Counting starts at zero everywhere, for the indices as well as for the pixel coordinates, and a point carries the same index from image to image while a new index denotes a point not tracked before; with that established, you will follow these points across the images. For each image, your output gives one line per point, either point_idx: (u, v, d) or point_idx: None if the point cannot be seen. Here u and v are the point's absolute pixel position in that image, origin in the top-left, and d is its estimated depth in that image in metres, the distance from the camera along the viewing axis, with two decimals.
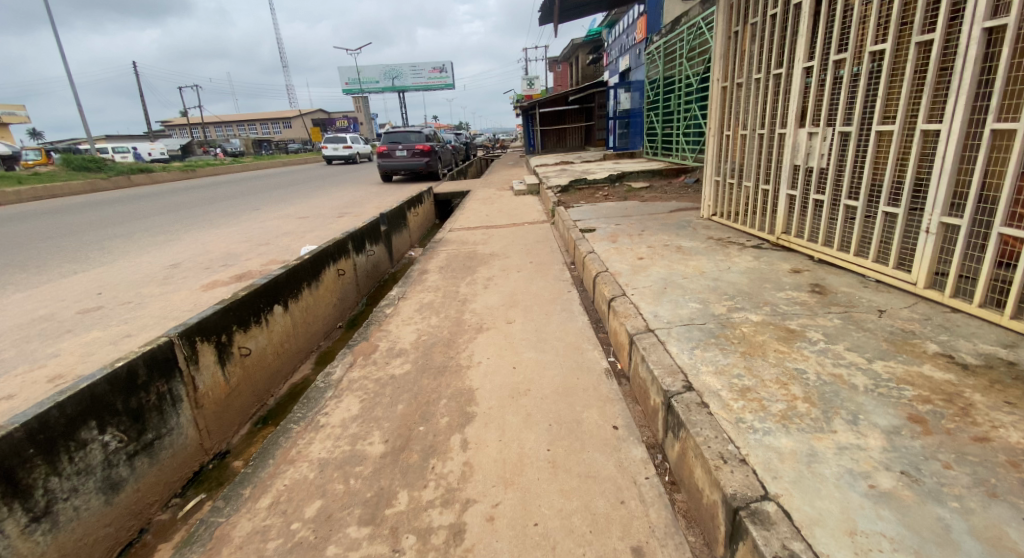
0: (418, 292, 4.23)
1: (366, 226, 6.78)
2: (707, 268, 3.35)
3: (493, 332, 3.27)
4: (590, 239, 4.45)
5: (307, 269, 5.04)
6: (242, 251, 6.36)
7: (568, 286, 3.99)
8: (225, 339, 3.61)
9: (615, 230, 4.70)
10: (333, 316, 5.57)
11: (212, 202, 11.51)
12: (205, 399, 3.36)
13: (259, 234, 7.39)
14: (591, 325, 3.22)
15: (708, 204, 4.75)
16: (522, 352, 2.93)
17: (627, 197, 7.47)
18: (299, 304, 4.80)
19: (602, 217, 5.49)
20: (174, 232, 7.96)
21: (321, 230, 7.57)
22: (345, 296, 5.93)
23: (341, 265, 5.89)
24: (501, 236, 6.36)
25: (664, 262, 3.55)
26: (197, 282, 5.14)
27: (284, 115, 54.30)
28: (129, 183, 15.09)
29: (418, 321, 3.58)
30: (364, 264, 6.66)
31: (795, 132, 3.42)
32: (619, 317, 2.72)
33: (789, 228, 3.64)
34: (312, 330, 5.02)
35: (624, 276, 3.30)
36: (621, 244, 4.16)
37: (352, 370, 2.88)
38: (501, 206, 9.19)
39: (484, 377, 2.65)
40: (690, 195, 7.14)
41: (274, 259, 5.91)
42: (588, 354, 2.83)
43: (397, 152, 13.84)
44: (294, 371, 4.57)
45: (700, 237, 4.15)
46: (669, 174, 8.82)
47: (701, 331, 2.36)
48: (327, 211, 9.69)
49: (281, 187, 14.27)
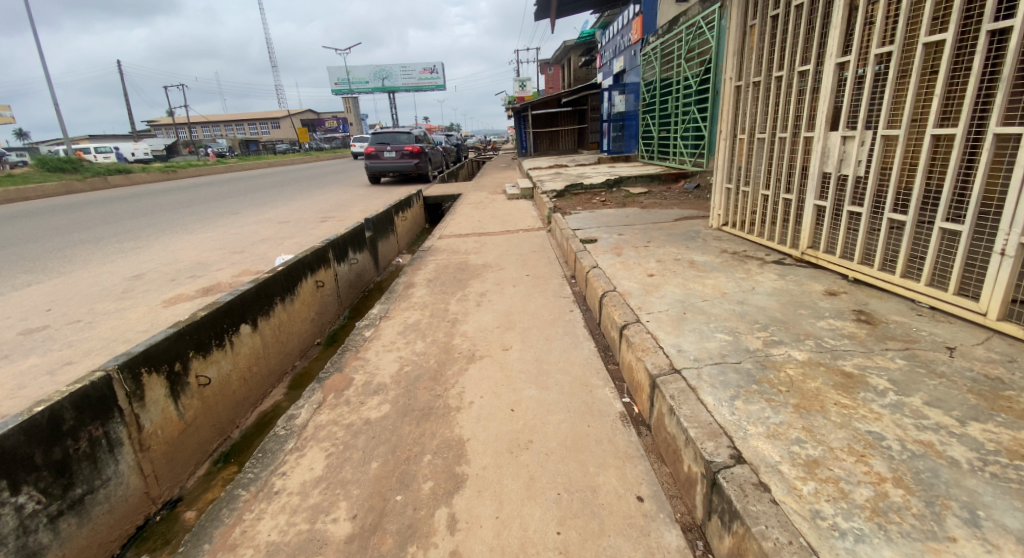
0: (402, 311, 3.79)
1: (349, 233, 6.32)
2: (727, 287, 2.96)
3: (486, 361, 2.85)
4: (592, 251, 4.05)
5: (280, 283, 4.57)
6: (214, 260, 5.88)
7: (570, 305, 3.58)
8: (178, 367, 3.18)
9: (619, 240, 4.30)
10: (311, 332, 5.13)
11: (190, 204, 10.97)
12: (152, 440, 2.92)
13: (234, 241, 6.90)
14: (598, 354, 2.80)
15: (717, 212, 4.35)
16: (520, 388, 2.50)
17: (626, 203, 7.07)
18: (271, 322, 4.36)
19: (603, 225, 5.09)
20: (144, 238, 7.44)
21: (302, 237, 7.09)
22: (324, 310, 5.49)
23: (320, 277, 5.45)
24: (494, 244, 5.93)
25: (679, 280, 3.15)
26: (159, 296, 4.66)
27: (272, 116, 53.52)
28: (106, 183, 14.44)
29: (401, 346, 3.15)
30: (347, 273, 6.21)
31: (825, 136, 3.03)
32: (635, 350, 2.31)
33: (815, 243, 3.24)
34: (285, 350, 4.57)
35: (636, 297, 2.89)
36: (628, 257, 3.76)
37: (320, 412, 2.45)
38: (493, 211, 8.76)
39: (474, 424, 2.23)
40: (692, 202, 6.77)
41: (247, 270, 5.43)
42: (597, 391, 2.41)
43: (385, 153, 13.40)
44: (263, 398, 4.13)
45: (715, 250, 3.76)
46: (669, 178, 8.44)
47: (739, 374, 1.95)
48: (309, 215, 9.20)
49: (264, 189, 13.73)
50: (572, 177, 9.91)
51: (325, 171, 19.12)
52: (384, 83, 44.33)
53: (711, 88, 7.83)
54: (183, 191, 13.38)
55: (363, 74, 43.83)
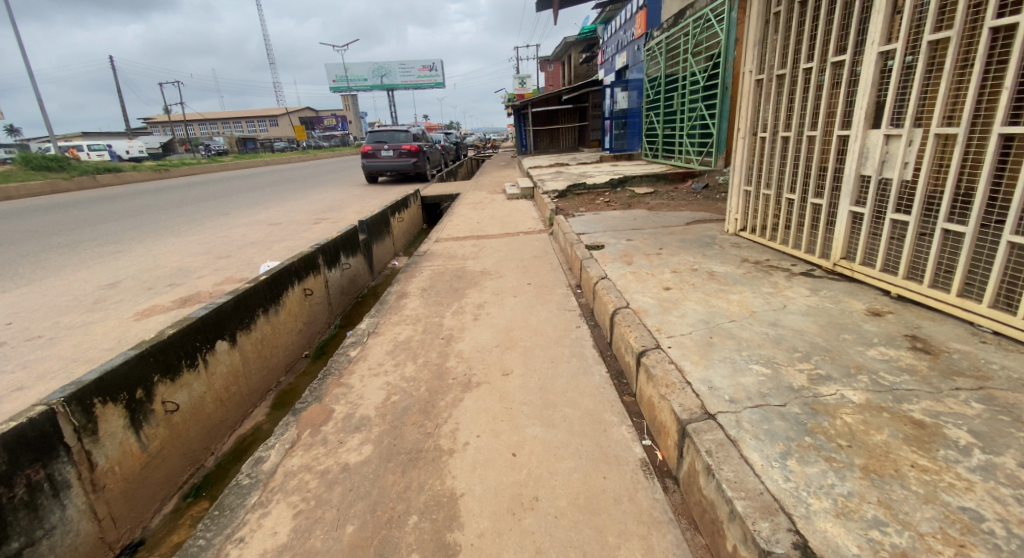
0: (392, 325, 3.46)
1: (341, 236, 5.98)
2: (755, 303, 2.64)
3: (484, 388, 2.52)
4: (599, 259, 3.72)
5: (262, 293, 4.24)
6: (196, 266, 5.55)
7: (577, 320, 3.25)
8: (139, 395, 2.87)
9: (629, 247, 3.97)
10: (298, 345, 4.82)
11: (179, 205, 10.67)
12: (107, 478, 2.63)
13: (220, 245, 6.57)
14: (611, 381, 2.47)
15: (735, 215, 4.00)
16: (523, 426, 2.18)
17: (632, 204, 6.74)
18: (252, 336, 4.04)
19: (610, 229, 4.76)
20: (127, 241, 7.14)
21: (291, 240, 6.77)
22: (313, 319, 5.16)
23: (309, 284, 5.12)
24: (493, 249, 5.59)
25: (699, 294, 2.82)
26: (133, 308, 4.36)
27: (269, 114, 53.07)
28: (95, 182, 14.13)
29: (389, 369, 2.83)
30: (338, 279, 5.88)
31: (864, 135, 2.66)
32: (658, 386, 1.98)
33: (849, 253, 2.89)
34: (269, 365, 4.25)
35: (653, 316, 2.56)
36: (640, 266, 3.43)
37: (292, 455, 2.15)
38: (493, 212, 8.42)
39: (469, 474, 1.91)
40: (701, 202, 6.44)
41: (230, 277, 5.11)
42: (612, 430, 2.09)
43: (381, 152, 13.06)
44: (243, 419, 3.82)
45: (736, 258, 3.43)
46: (675, 178, 8.09)
47: (786, 422, 1.62)
48: (301, 216, 8.86)
49: (257, 188, 13.40)
50: (573, 177, 9.56)
51: (320, 169, 18.77)
52: (382, 81, 43.89)
53: (720, 83, 7.48)
54: (174, 190, 13.06)
55: (361, 71, 43.39)
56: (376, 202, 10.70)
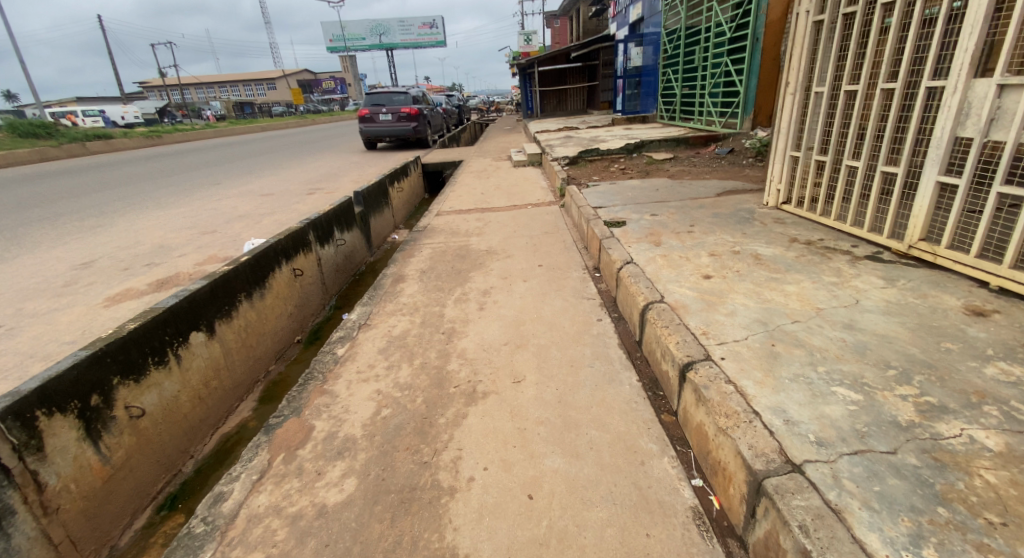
0: (386, 316, 3.05)
1: (335, 209, 5.51)
2: (819, 296, 2.18)
3: (492, 400, 2.11)
4: (621, 238, 3.25)
5: (245, 276, 3.82)
6: (178, 243, 5.13)
7: (598, 312, 2.81)
8: (97, 401, 2.49)
9: (655, 224, 3.48)
10: (289, 330, 4.43)
11: (169, 173, 10.15)
12: (61, 499, 2.25)
13: (207, 219, 6.13)
14: (644, 394, 2.05)
15: (778, 184, 3.48)
16: (540, 458, 1.77)
17: (651, 172, 6.19)
18: (234, 324, 3.65)
19: (630, 201, 4.26)
20: (108, 215, 6.68)
21: (283, 213, 6.31)
22: (305, 301, 4.76)
23: (299, 264, 4.70)
24: (500, 224, 5.11)
25: (748, 284, 2.36)
26: (103, 292, 3.94)
27: (267, 77, 51.58)
28: (85, 150, 13.60)
29: (380, 373, 2.42)
30: (333, 256, 5.46)
31: (965, 87, 2.13)
32: (715, 415, 1.55)
33: (931, 234, 2.39)
34: (255, 355, 3.88)
35: (696, 314, 2.11)
36: (672, 248, 2.96)
37: (260, 490, 1.77)
38: (498, 181, 7.87)
39: (475, 526, 1.54)
40: (727, 168, 5.88)
41: (213, 256, 4.68)
42: (651, 466, 1.68)
43: (379, 116, 12.38)
44: (227, 417, 3.47)
45: (783, 237, 2.94)
46: (696, 142, 7.49)
47: (905, 482, 1.19)
48: (296, 186, 8.37)
49: (251, 155, 12.80)
50: (585, 141, 8.94)
51: (319, 135, 18.06)
52: (382, 41, 42.21)
53: (750, 34, 6.79)
54: (165, 158, 12.50)
55: (359, 30, 41.68)
56: (374, 170, 10.13)
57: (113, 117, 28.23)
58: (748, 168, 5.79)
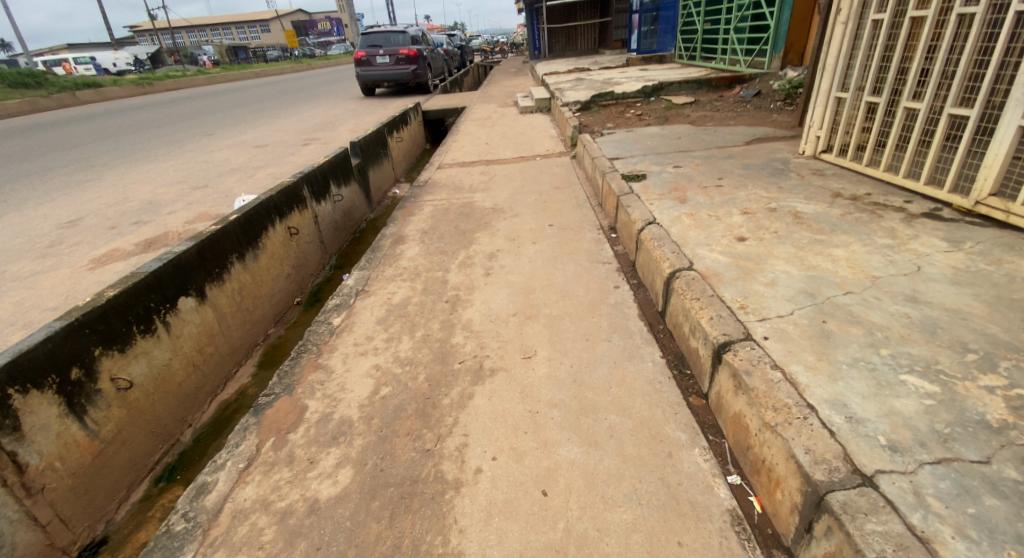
0: (386, 284, 2.84)
1: (331, 161, 5.23)
2: (873, 261, 1.91)
3: (501, 379, 1.91)
4: (641, 195, 2.96)
5: (235, 235, 3.59)
6: (168, 200, 4.87)
7: (615, 279, 2.57)
8: (78, 374, 2.31)
9: (677, 179, 3.18)
10: (286, 292, 4.27)
11: (162, 124, 9.74)
12: (46, 478, 2.12)
13: (199, 174, 5.84)
14: (670, 373, 1.83)
15: (818, 130, 3.17)
16: (554, 447, 1.58)
17: (670, 117, 5.80)
18: (227, 287, 3.46)
19: (649, 152, 3.92)
20: (97, 168, 6.39)
21: (278, 168, 6.01)
22: (302, 261, 4.57)
23: (294, 222, 4.47)
24: (506, 178, 4.81)
25: (789, 248, 2.09)
26: (88, 252, 3.73)
27: (261, 19, 49.29)
28: (75, 99, 13.09)
29: (378, 346, 2.22)
30: (329, 213, 5.24)
31: None
32: (760, 408, 1.33)
33: (1003, 187, 2.14)
34: (251, 319, 3.72)
35: (732, 284, 1.87)
36: (699, 207, 2.68)
37: (246, 481, 1.60)
38: (504, 130, 7.44)
39: (483, 528, 1.37)
40: (754, 115, 5.46)
41: (204, 214, 4.44)
42: (681, 460, 1.48)
43: (377, 59, 11.71)
44: (225, 383, 3.34)
45: (824, 193, 2.64)
46: (719, 85, 6.96)
47: (1007, 503, 1.00)
48: (292, 137, 7.99)
49: (246, 104, 12.27)
50: (597, 85, 8.38)
51: (317, 80, 17.29)
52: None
53: None
54: (157, 107, 12.00)
55: None
56: (374, 119, 9.66)
57: (104, 64, 27.23)
58: (776, 114, 5.37)
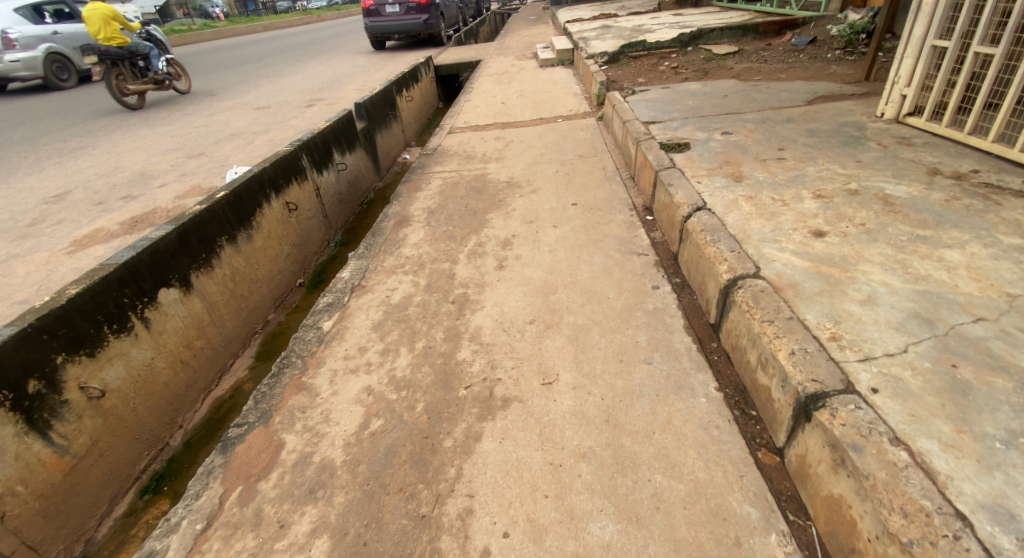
0: (387, 278, 2.49)
1: (327, 129, 4.99)
2: (1002, 270, 1.49)
3: (517, 413, 1.56)
4: (684, 175, 2.52)
5: (223, 216, 3.26)
6: (160, 174, 4.54)
7: (654, 277, 2.18)
8: (39, 387, 2.03)
9: (727, 152, 2.71)
10: (286, 273, 3.99)
11: (164, 84, 9.36)
12: (6, 505, 1.87)
13: (196, 144, 5.49)
14: (731, 415, 1.45)
15: (904, 88, 2.65)
16: (583, 521, 1.23)
17: (710, 71, 5.55)
18: (218, 274, 3.17)
19: (688, 117, 3.43)
20: (93, 135, 6.09)
21: (280, 136, 5.64)
22: (302, 239, 4.30)
23: (292, 197, 4.19)
24: (524, 147, 4.38)
25: (883, 249, 1.66)
26: (69, 233, 3.44)
27: None
28: None
29: (373, 361, 1.88)
30: (330, 184, 4.99)
31: None
32: (880, 508, 0.95)
33: None
34: (247, 306, 3.44)
35: (815, 302, 1.46)
36: (757, 188, 2.23)
37: (202, 552, 1.30)
38: (522, 85, 6.87)
39: None
40: (806, 69, 5.13)
41: (197, 189, 4.13)
42: (753, 552, 1.12)
43: (385, 8, 10.93)
44: (220, 377, 3.08)
45: (917, 171, 2.16)
46: (767, 31, 6.43)
47: None
48: (296, 100, 7.56)
49: (252, 61, 11.77)
50: (626, 33, 7.70)
51: (325, 33, 16.55)
52: None
53: None
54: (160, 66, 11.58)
55: None
56: (383, 75, 9.14)
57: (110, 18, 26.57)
58: (835, 64, 5.11)
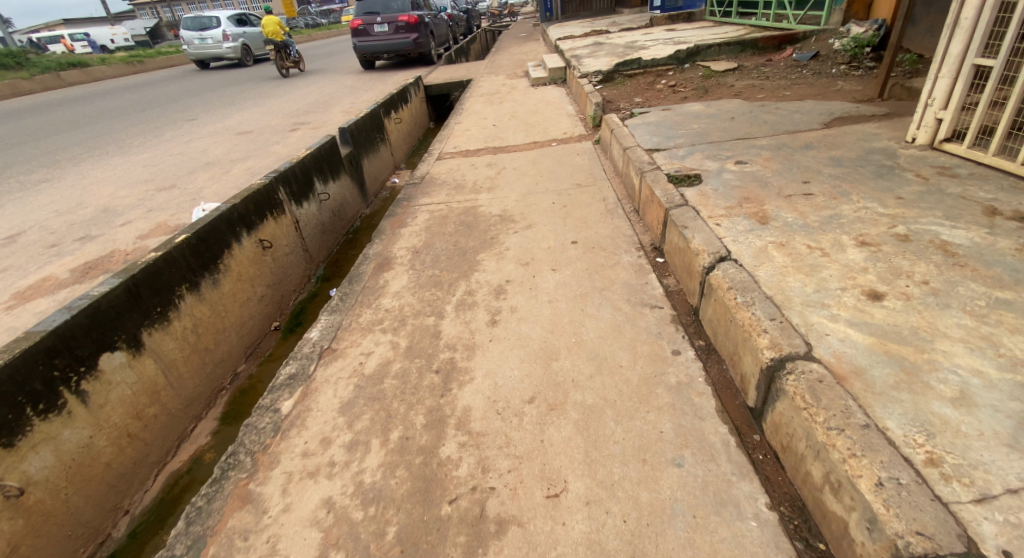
0: (363, 338, 2.17)
1: (307, 157, 4.69)
2: None
3: (516, 546, 1.23)
4: (698, 214, 2.22)
5: (183, 264, 2.94)
6: (125, 210, 4.23)
7: (673, 338, 1.87)
8: None
9: (744, 186, 2.43)
10: (260, 317, 3.65)
11: (145, 107, 9.11)
12: None
13: (169, 174, 5.20)
14: (793, 550, 1.13)
15: (940, 111, 2.39)
16: None
17: (710, 89, 5.35)
18: (176, 327, 2.83)
19: (695, 144, 3.17)
20: (62, 166, 5.79)
21: (259, 165, 5.36)
22: (279, 277, 3.98)
23: (267, 233, 3.88)
24: (517, 175, 4.13)
25: (961, 320, 1.35)
26: (14, 284, 3.12)
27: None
28: (61, 81, 12.55)
29: (338, 460, 1.55)
30: (311, 216, 4.68)
31: None
32: None
33: None
34: (213, 359, 3.10)
35: (894, 399, 1.14)
36: (787, 233, 1.94)
37: None
38: (513, 106, 6.64)
39: None
40: (813, 86, 4.92)
41: (162, 227, 3.81)
42: None
43: (374, 28, 10.77)
44: (177, 446, 2.73)
45: (972, 210, 1.87)
46: (766, 46, 6.36)
47: None
48: (280, 124, 7.30)
49: (242, 81, 11.66)
50: (619, 49, 7.53)
51: (313, 53, 16.41)
52: None
53: None
54: (142, 88, 11.30)
55: None
56: (371, 95, 8.91)
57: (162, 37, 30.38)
58: (842, 80, 4.95)
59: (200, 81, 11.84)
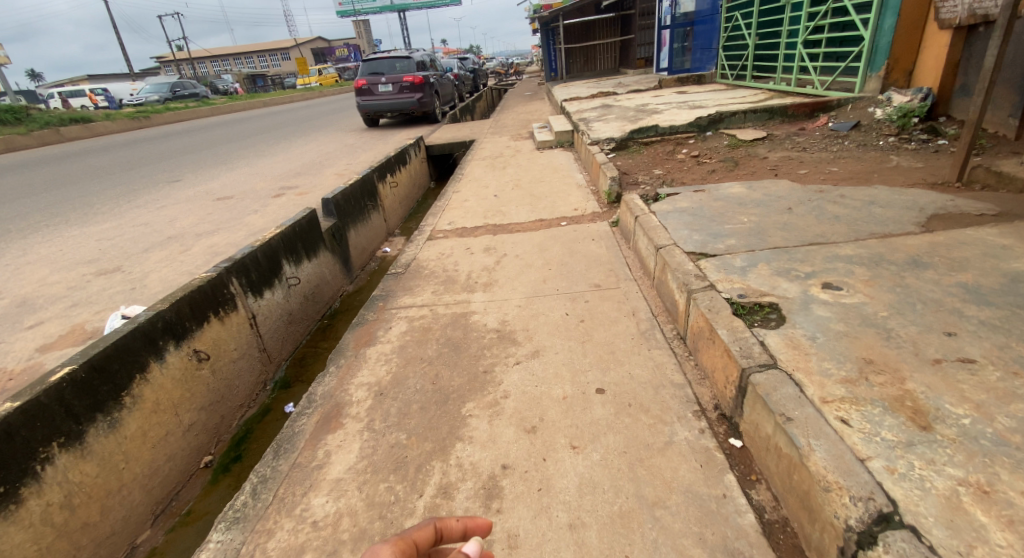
0: None
1: (273, 239, 3.95)
2: None
3: None
4: (803, 393, 1.43)
5: (55, 414, 2.12)
6: (44, 303, 3.48)
7: None
8: None
9: (856, 335, 1.65)
10: (184, 455, 2.78)
11: (130, 167, 8.63)
12: None
13: (120, 252, 4.50)
14: None
15: None
16: None
17: (740, 160, 4.72)
18: (33, 508, 1.99)
19: (754, 247, 2.43)
20: (9, 237, 5.14)
21: (225, 240, 4.66)
22: (219, 393, 3.13)
23: (206, 341, 3.07)
24: (522, 267, 3.38)
25: None
26: None
27: (279, 47, 50.20)
28: (59, 136, 12.33)
29: None
30: (273, 307, 3.89)
31: None
32: None
33: None
34: (94, 539, 2.22)
35: None
36: (982, 463, 1.16)
37: None
38: (517, 172, 6.04)
39: None
40: (863, 161, 4.28)
41: (74, 332, 3.03)
42: None
43: (378, 87, 10.46)
44: None
45: None
46: (796, 113, 5.79)
47: None
48: (263, 189, 6.70)
49: (240, 137, 11.31)
50: (630, 113, 7.02)
51: (319, 109, 16.37)
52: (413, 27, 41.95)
53: None
54: (136, 145, 10.92)
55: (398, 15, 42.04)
56: (368, 156, 8.39)
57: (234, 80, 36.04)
58: (895, 155, 4.32)
59: (199, 138, 11.57)
